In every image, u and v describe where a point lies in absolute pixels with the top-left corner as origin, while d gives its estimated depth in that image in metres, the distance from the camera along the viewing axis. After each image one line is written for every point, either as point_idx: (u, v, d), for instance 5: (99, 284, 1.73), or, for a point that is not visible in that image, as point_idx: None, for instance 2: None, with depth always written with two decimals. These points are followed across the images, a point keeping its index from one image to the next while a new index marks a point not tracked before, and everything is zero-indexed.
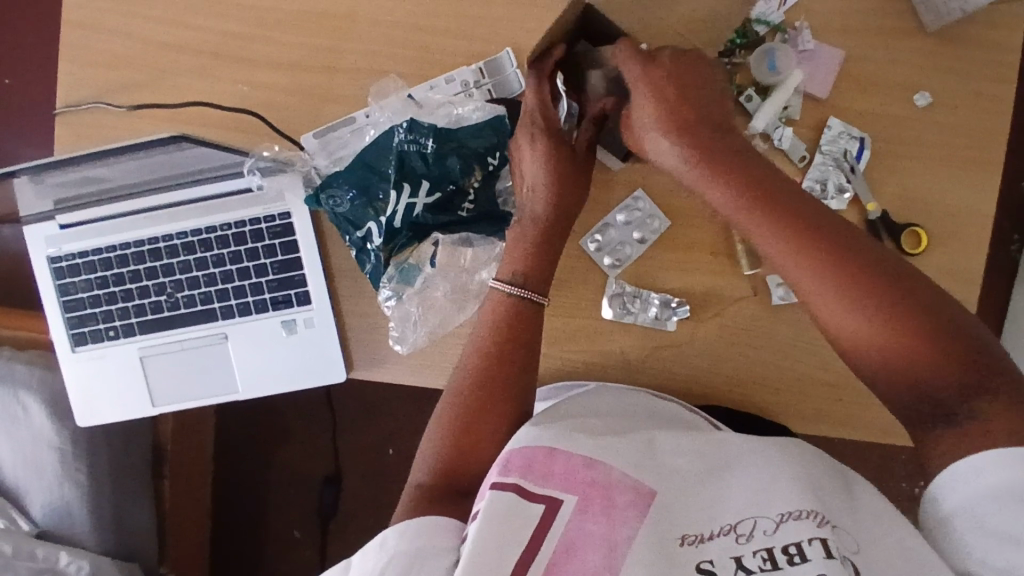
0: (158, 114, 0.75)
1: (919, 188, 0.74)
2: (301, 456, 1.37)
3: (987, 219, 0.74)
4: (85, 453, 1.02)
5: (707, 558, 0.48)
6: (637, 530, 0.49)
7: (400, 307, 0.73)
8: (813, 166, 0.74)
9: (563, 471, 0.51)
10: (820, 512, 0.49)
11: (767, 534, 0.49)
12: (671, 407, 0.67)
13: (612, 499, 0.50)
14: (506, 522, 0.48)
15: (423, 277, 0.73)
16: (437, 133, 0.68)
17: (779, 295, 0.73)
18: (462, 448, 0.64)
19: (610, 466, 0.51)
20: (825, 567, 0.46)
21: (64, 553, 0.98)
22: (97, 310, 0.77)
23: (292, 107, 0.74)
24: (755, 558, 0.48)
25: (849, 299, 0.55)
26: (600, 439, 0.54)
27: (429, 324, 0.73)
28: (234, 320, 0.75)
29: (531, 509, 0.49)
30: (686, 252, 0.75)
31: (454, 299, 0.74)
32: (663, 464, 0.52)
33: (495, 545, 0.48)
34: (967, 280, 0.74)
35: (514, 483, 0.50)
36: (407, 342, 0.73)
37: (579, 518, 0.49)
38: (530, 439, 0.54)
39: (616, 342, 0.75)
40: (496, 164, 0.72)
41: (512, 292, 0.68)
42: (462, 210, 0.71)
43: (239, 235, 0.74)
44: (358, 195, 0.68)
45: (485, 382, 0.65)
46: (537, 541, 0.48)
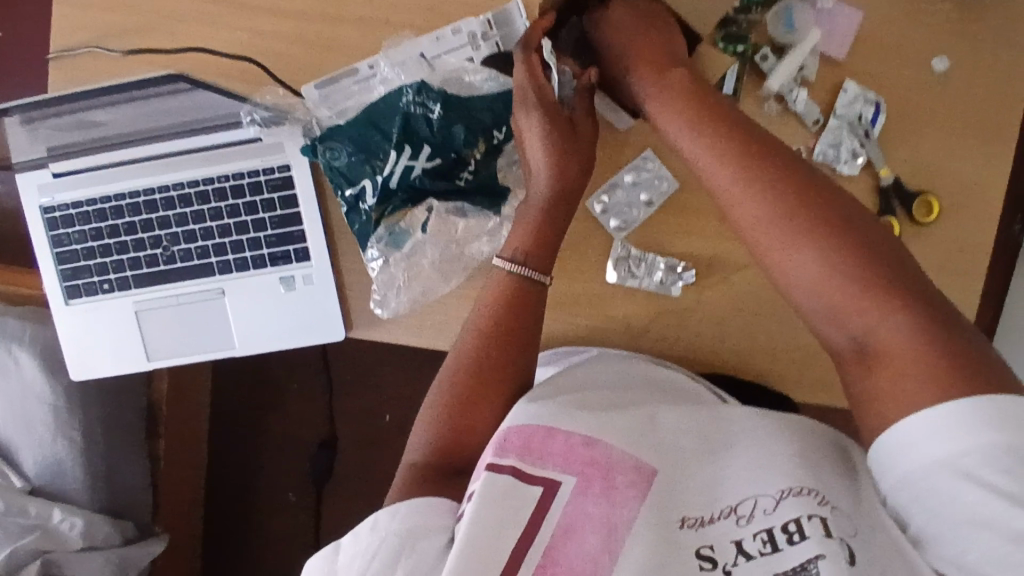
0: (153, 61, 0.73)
1: (931, 157, 0.73)
2: (297, 419, 1.36)
3: (999, 192, 0.72)
4: (80, 410, 1.02)
5: (707, 544, 0.48)
6: (638, 512, 0.48)
7: (386, 269, 0.69)
8: (827, 130, 0.72)
9: (563, 451, 0.50)
10: (819, 491, 0.48)
11: (767, 513, 0.48)
12: (674, 375, 0.66)
13: (613, 480, 0.49)
14: (503, 505, 0.47)
15: (412, 244, 0.68)
16: (447, 99, 0.64)
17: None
18: (456, 428, 0.62)
19: (609, 445, 0.51)
20: (823, 547, 0.45)
21: (57, 509, 0.99)
22: (91, 263, 0.75)
23: (293, 56, 0.72)
24: (754, 541, 0.47)
25: (779, 239, 0.56)
26: (601, 418, 0.53)
27: (412, 289, 0.70)
28: (231, 276, 0.74)
29: (529, 492, 0.48)
30: (694, 217, 0.74)
31: (441, 268, 0.70)
32: (659, 440, 0.52)
33: (494, 527, 0.47)
34: (976, 251, 0.72)
35: (512, 465, 0.50)
36: (388, 307, 0.70)
37: (579, 500, 0.48)
38: (529, 417, 0.54)
39: (619, 307, 0.74)
40: (501, 138, 0.68)
41: (511, 269, 0.65)
42: (461, 180, 0.67)
43: (237, 188, 0.72)
44: (356, 153, 0.64)
45: (484, 366, 0.63)
46: (535, 522, 0.48)
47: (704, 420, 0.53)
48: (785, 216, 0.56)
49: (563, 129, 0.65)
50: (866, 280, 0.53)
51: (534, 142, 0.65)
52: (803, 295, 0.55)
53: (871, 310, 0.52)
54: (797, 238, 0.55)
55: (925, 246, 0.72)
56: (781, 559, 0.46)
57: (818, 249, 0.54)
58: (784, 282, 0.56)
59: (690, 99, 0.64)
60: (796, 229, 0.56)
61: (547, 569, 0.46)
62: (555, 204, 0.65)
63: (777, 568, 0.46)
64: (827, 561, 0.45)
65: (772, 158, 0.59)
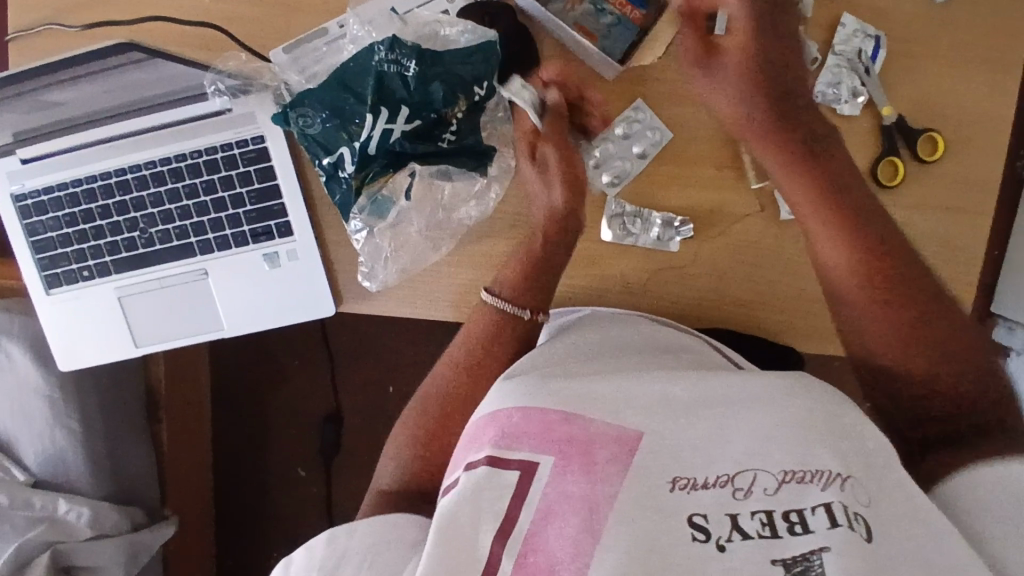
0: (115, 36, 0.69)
1: (936, 91, 0.69)
2: (300, 396, 1.35)
3: (1006, 123, 0.69)
4: (76, 399, 1.00)
5: (700, 511, 0.45)
6: (620, 487, 0.46)
7: (369, 238, 0.68)
8: (825, 69, 0.68)
9: (540, 430, 0.49)
10: (829, 471, 0.46)
11: (768, 493, 0.45)
12: (673, 335, 0.64)
13: (593, 454, 0.47)
14: (478, 496, 0.47)
15: (398, 211, 0.67)
16: (422, 55, 0.59)
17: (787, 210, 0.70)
18: (429, 449, 0.66)
19: (588, 420, 0.49)
20: (829, 539, 0.43)
21: (63, 500, 0.97)
22: (68, 250, 0.73)
23: (261, 21, 0.68)
24: (753, 519, 0.44)
25: (841, 262, 0.64)
26: (584, 387, 0.51)
27: (398, 258, 0.68)
28: (213, 255, 0.71)
29: (505, 479, 0.48)
30: (690, 168, 0.70)
31: (427, 234, 0.68)
32: (650, 400, 0.50)
33: (469, 521, 0.47)
34: (984, 187, 0.70)
35: (486, 454, 0.49)
36: (376, 279, 0.69)
37: (559, 480, 0.47)
38: (501, 398, 0.53)
39: (616, 266, 0.71)
40: (482, 95, 0.62)
41: (488, 300, 0.66)
42: (443, 141, 0.63)
43: (211, 163, 0.69)
44: (331, 118, 0.61)
45: (456, 394, 0.67)
46: (513, 510, 0.47)
47: (712, 381, 0.50)
48: (850, 238, 0.64)
49: (569, 155, 0.65)
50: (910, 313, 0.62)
51: (541, 183, 0.66)
52: (865, 319, 0.63)
53: (913, 345, 0.62)
54: (860, 263, 0.63)
55: (931, 184, 0.70)
56: (783, 545, 0.44)
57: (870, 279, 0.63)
58: (847, 300, 0.65)
59: (780, 117, 0.65)
60: (857, 254, 0.64)
61: (529, 556, 0.46)
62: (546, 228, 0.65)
63: (776, 554, 0.43)
64: (832, 553, 0.43)
65: (823, 165, 0.65)
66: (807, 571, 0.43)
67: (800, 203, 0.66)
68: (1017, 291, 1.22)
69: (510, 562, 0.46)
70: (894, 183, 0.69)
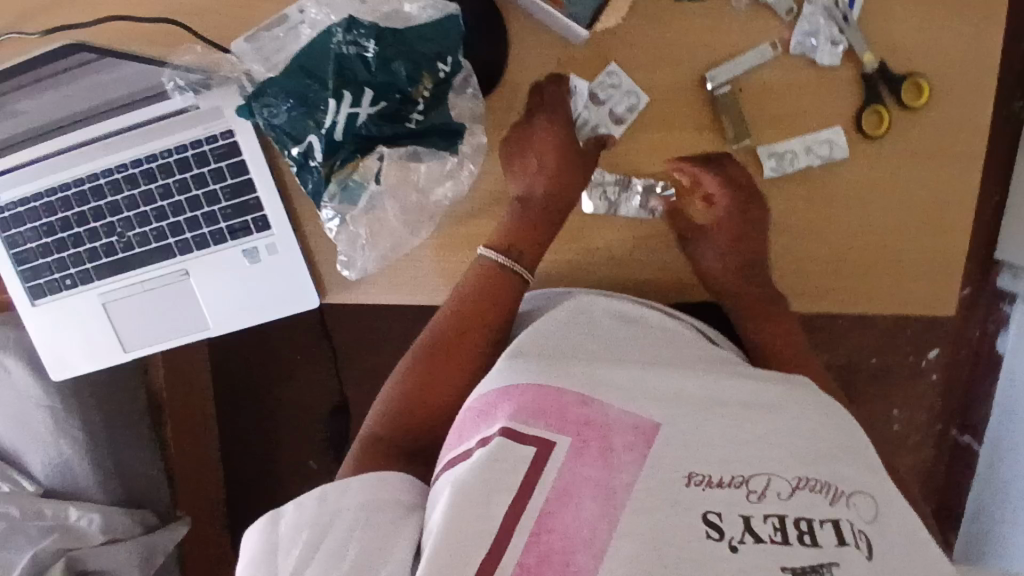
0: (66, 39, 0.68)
1: (918, 35, 0.67)
2: (305, 390, 1.36)
3: (992, 62, 0.67)
4: (76, 408, 1.00)
5: (715, 511, 0.44)
6: (637, 475, 0.45)
7: (346, 225, 0.66)
8: (802, 18, 0.66)
9: (556, 409, 0.48)
10: (834, 487, 0.47)
11: (782, 497, 0.45)
12: (673, 324, 0.62)
13: (610, 442, 0.46)
14: (493, 468, 0.45)
15: (368, 196, 0.65)
16: (380, 33, 0.57)
17: (771, 166, 0.68)
18: (414, 403, 0.65)
19: (604, 405, 0.48)
20: (837, 555, 0.43)
21: (73, 508, 0.98)
22: (49, 260, 0.71)
23: (218, 12, 0.67)
24: (765, 523, 0.44)
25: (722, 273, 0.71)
26: (590, 370, 0.51)
27: (377, 245, 0.67)
28: (194, 254, 0.70)
29: (520, 454, 0.46)
30: (669, 133, 0.68)
31: (404, 220, 0.67)
32: (654, 391, 0.50)
33: (483, 492, 0.44)
34: (972, 130, 0.68)
35: (501, 427, 0.47)
36: (355, 267, 0.68)
37: (574, 463, 0.45)
38: (511, 374, 0.51)
39: (600, 238, 0.70)
40: (447, 71, 0.61)
41: (504, 263, 0.66)
42: (410, 121, 0.62)
43: (182, 161, 0.68)
44: (296, 105, 0.59)
45: (450, 348, 0.66)
46: (529, 485, 0.45)
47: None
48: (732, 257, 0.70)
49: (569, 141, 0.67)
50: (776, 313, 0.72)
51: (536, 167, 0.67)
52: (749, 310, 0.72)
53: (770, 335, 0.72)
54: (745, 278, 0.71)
55: (918, 131, 0.68)
56: (792, 552, 0.43)
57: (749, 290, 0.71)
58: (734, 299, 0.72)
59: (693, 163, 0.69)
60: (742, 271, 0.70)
61: (541, 537, 0.43)
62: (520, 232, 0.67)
63: (785, 560, 0.42)
64: (841, 569, 0.43)
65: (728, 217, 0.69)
66: None
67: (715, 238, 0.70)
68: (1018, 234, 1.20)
69: (521, 539, 0.43)
70: (878, 134, 0.68)
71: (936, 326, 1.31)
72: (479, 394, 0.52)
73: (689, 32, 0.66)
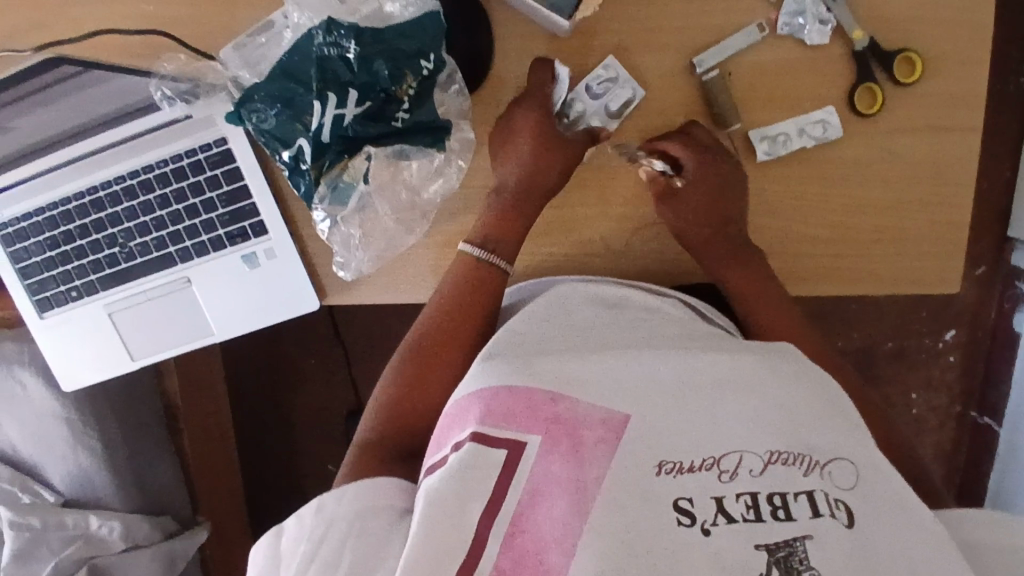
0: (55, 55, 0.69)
1: (907, 8, 0.66)
2: (320, 393, 1.36)
3: (985, 32, 0.66)
4: (94, 420, 1.01)
5: (686, 495, 0.44)
6: (609, 468, 0.45)
7: (339, 230, 0.67)
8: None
9: (526, 410, 0.48)
10: (808, 456, 0.46)
11: (754, 475, 0.45)
12: (664, 308, 0.62)
13: (580, 437, 0.46)
14: (465, 474, 0.46)
15: (359, 197, 0.65)
16: (360, 33, 0.59)
17: (763, 150, 0.67)
18: (407, 399, 0.66)
19: (576, 401, 0.48)
20: (811, 528, 0.43)
21: (94, 516, 0.99)
22: (54, 273, 0.73)
23: (207, 22, 0.68)
24: (738, 502, 0.44)
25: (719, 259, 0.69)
26: (567, 368, 0.51)
27: (372, 246, 0.68)
28: (193, 262, 0.71)
29: (492, 457, 0.46)
30: (659, 120, 0.68)
31: (398, 220, 0.68)
32: (641, 377, 0.50)
33: (455, 499, 0.45)
34: (967, 102, 0.67)
35: (472, 431, 0.48)
36: (351, 268, 0.69)
37: (545, 460, 0.46)
38: (484, 375, 0.52)
39: (595, 229, 0.70)
40: (431, 68, 0.61)
41: (480, 256, 0.67)
42: (397, 120, 0.62)
43: (178, 170, 0.69)
44: (283, 110, 0.61)
45: (439, 341, 0.67)
46: (502, 488, 0.46)
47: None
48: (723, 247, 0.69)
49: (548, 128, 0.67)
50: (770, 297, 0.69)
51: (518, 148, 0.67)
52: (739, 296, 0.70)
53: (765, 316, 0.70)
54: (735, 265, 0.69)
55: (911, 106, 0.67)
56: (766, 530, 0.43)
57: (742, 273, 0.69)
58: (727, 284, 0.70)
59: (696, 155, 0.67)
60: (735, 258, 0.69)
61: (516, 538, 0.44)
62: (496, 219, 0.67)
63: (759, 539, 0.42)
64: (814, 540, 0.42)
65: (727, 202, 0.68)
66: (790, 557, 0.42)
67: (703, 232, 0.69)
68: None
69: (497, 542, 0.44)
70: (873, 111, 0.67)
71: (957, 305, 1.28)
72: (453, 399, 0.52)
73: (674, 17, 0.66)
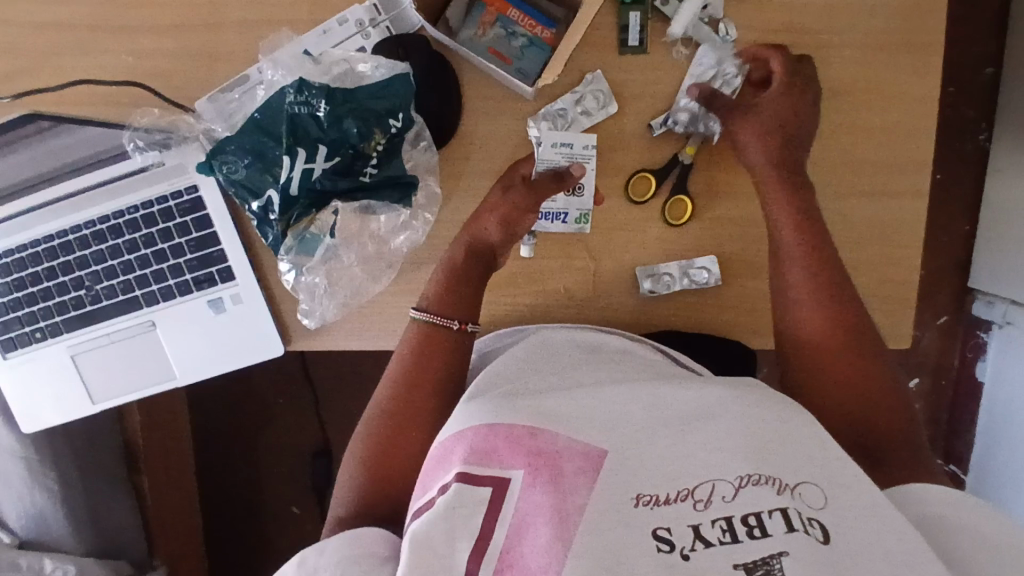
0: (31, 111, 0.71)
1: (855, 78, 0.70)
2: (287, 434, 1.35)
3: (928, 101, 0.70)
4: (52, 458, 0.98)
5: (664, 525, 0.44)
6: (589, 497, 0.45)
7: (304, 278, 0.69)
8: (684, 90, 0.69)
9: (507, 445, 0.48)
10: (778, 477, 0.46)
11: (726, 500, 0.45)
12: (645, 352, 0.64)
13: (561, 468, 0.47)
14: (453, 516, 0.45)
15: (326, 248, 0.68)
16: (330, 94, 0.61)
17: (648, 286, 0.71)
18: (382, 476, 0.64)
19: (554, 434, 0.48)
20: (787, 543, 0.43)
21: (49, 559, 0.94)
22: (19, 314, 0.72)
23: (183, 73, 0.70)
24: (713, 528, 0.44)
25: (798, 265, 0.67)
26: (534, 402, 0.51)
27: (338, 294, 0.69)
28: (159, 305, 0.71)
29: (477, 495, 0.46)
30: (619, 177, 0.71)
31: (365, 269, 0.69)
32: (613, 416, 0.50)
33: (445, 541, 0.45)
34: (912, 165, 0.70)
35: (457, 471, 0.47)
36: (316, 316, 0.70)
37: (529, 492, 0.46)
38: (459, 417, 0.52)
39: (559, 281, 0.72)
40: (400, 127, 0.64)
41: (437, 321, 0.67)
42: (365, 175, 0.65)
43: (148, 216, 0.69)
44: (254, 162, 0.63)
45: (405, 413, 0.66)
46: (489, 526, 0.45)
47: (664, 393, 0.51)
48: (806, 250, 0.67)
49: (513, 200, 0.66)
50: (846, 325, 0.66)
51: (489, 215, 0.66)
52: (811, 315, 0.66)
53: (840, 349, 0.65)
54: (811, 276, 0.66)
55: (860, 168, 0.71)
56: (743, 549, 0.43)
57: (824, 286, 0.66)
58: (802, 304, 0.67)
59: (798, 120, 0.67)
60: (813, 265, 0.67)
61: (506, 573, 0.44)
62: (461, 277, 0.67)
63: (737, 558, 0.43)
64: (790, 557, 0.42)
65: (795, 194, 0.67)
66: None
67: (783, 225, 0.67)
68: (995, 262, 1.22)
69: None
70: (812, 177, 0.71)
71: (920, 355, 1.31)
72: (437, 441, 0.52)
73: (634, 80, 0.70)
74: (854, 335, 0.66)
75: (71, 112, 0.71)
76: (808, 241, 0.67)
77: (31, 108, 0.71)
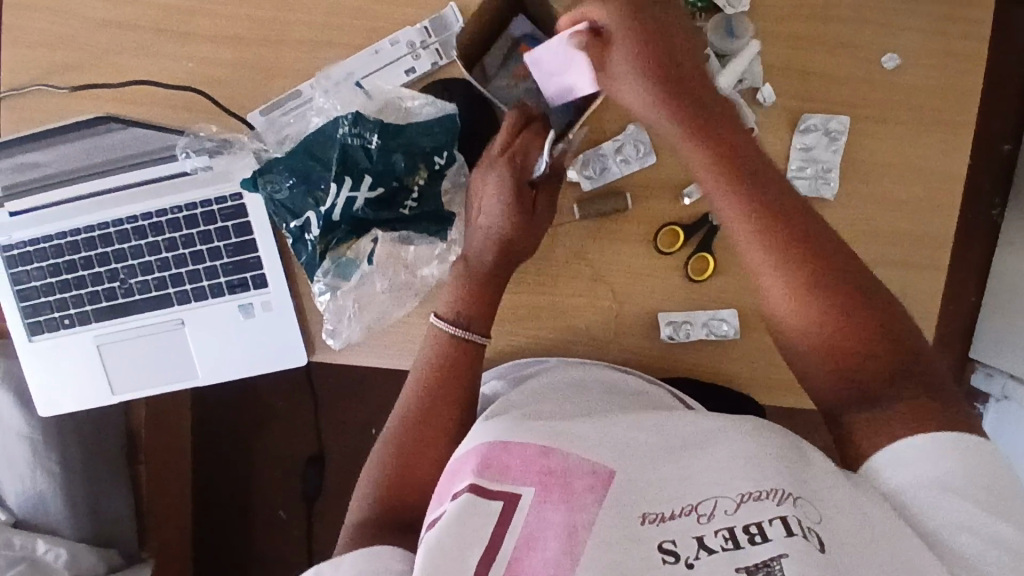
0: (98, 114, 0.72)
1: (887, 151, 0.72)
2: (284, 438, 1.35)
3: (956, 180, 0.72)
4: (57, 441, 0.99)
5: (670, 537, 0.45)
6: (598, 514, 0.46)
7: (336, 301, 0.71)
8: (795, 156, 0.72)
9: (520, 463, 0.48)
10: (781, 489, 0.46)
11: (729, 513, 0.46)
12: (659, 393, 0.65)
13: (570, 484, 0.47)
14: (463, 525, 0.46)
15: (362, 274, 0.70)
16: (385, 129, 0.64)
17: (667, 333, 0.72)
18: (403, 484, 0.64)
19: (566, 453, 0.48)
20: (786, 546, 0.44)
21: (41, 540, 0.95)
22: (51, 299, 0.74)
23: (241, 83, 0.72)
24: (717, 538, 0.45)
25: (799, 302, 0.58)
26: (550, 424, 0.51)
27: (364, 318, 0.72)
28: (190, 306, 0.73)
29: (488, 508, 0.46)
30: (650, 224, 0.73)
31: (391, 296, 0.71)
32: (622, 444, 0.50)
33: (456, 549, 0.45)
34: (934, 240, 0.73)
35: (470, 481, 0.47)
36: (340, 337, 0.72)
37: (539, 508, 0.46)
38: (480, 435, 0.52)
39: (582, 318, 0.74)
40: (443, 163, 0.66)
41: (456, 333, 0.68)
42: (404, 208, 0.66)
43: (190, 218, 0.72)
44: (298, 183, 0.64)
45: (426, 425, 0.66)
46: (496, 539, 0.46)
47: (667, 421, 0.51)
48: (802, 283, 0.57)
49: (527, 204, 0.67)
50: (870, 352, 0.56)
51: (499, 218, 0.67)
52: (819, 353, 0.58)
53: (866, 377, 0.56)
54: (803, 307, 0.57)
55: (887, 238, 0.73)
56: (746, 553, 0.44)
57: (826, 316, 0.57)
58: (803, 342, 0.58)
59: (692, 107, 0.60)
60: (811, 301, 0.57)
61: None
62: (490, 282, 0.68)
63: (739, 563, 0.44)
64: (790, 559, 0.43)
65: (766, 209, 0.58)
66: None
67: (750, 253, 0.59)
68: (996, 338, 1.24)
69: None
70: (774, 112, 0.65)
71: None
72: (455, 457, 0.52)
73: None
74: (873, 364, 0.56)
75: (130, 114, 0.72)
76: (792, 266, 0.58)
77: (99, 116, 0.71)
